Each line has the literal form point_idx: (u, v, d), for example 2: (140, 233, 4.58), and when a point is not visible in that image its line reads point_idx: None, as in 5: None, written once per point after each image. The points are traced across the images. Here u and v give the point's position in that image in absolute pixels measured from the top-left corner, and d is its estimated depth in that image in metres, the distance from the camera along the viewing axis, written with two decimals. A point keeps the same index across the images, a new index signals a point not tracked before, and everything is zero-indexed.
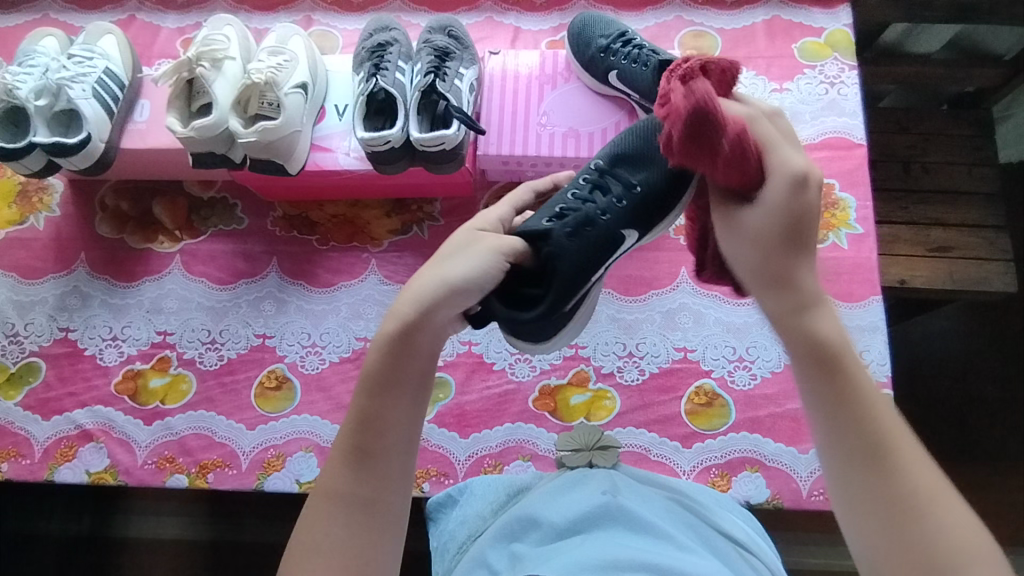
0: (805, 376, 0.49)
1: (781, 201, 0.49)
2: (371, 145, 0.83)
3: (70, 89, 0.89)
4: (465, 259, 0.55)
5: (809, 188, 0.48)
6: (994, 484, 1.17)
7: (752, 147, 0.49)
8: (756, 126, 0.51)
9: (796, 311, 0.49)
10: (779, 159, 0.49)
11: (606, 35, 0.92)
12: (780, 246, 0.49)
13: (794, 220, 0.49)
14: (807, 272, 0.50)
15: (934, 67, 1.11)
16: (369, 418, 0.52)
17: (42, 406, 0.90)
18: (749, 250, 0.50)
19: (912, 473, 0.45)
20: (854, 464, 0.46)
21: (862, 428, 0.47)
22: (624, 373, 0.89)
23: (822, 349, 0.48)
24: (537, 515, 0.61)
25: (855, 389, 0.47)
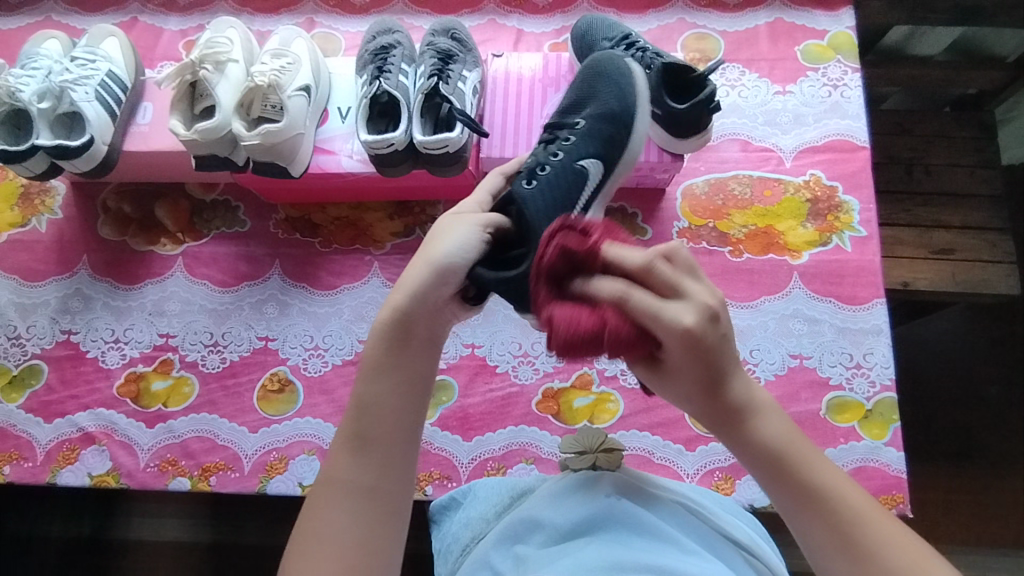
0: (763, 485, 0.49)
1: (683, 352, 0.45)
2: (374, 147, 0.83)
3: (73, 92, 0.89)
4: (450, 236, 0.53)
5: (704, 333, 0.44)
6: (997, 487, 1.17)
7: (632, 329, 0.44)
8: (633, 294, 0.45)
9: (736, 427, 0.49)
10: (661, 315, 0.44)
11: (610, 38, 0.92)
12: (701, 384, 0.47)
13: (703, 358, 0.45)
14: (734, 386, 0.48)
15: (936, 69, 1.11)
16: (368, 405, 0.52)
17: (44, 408, 0.90)
18: (680, 393, 0.49)
19: (890, 546, 0.44)
20: (833, 558, 0.46)
21: (824, 517, 0.46)
22: (628, 376, 0.89)
23: (768, 457, 0.48)
24: (540, 517, 0.61)
25: (810, 485, 0.47)
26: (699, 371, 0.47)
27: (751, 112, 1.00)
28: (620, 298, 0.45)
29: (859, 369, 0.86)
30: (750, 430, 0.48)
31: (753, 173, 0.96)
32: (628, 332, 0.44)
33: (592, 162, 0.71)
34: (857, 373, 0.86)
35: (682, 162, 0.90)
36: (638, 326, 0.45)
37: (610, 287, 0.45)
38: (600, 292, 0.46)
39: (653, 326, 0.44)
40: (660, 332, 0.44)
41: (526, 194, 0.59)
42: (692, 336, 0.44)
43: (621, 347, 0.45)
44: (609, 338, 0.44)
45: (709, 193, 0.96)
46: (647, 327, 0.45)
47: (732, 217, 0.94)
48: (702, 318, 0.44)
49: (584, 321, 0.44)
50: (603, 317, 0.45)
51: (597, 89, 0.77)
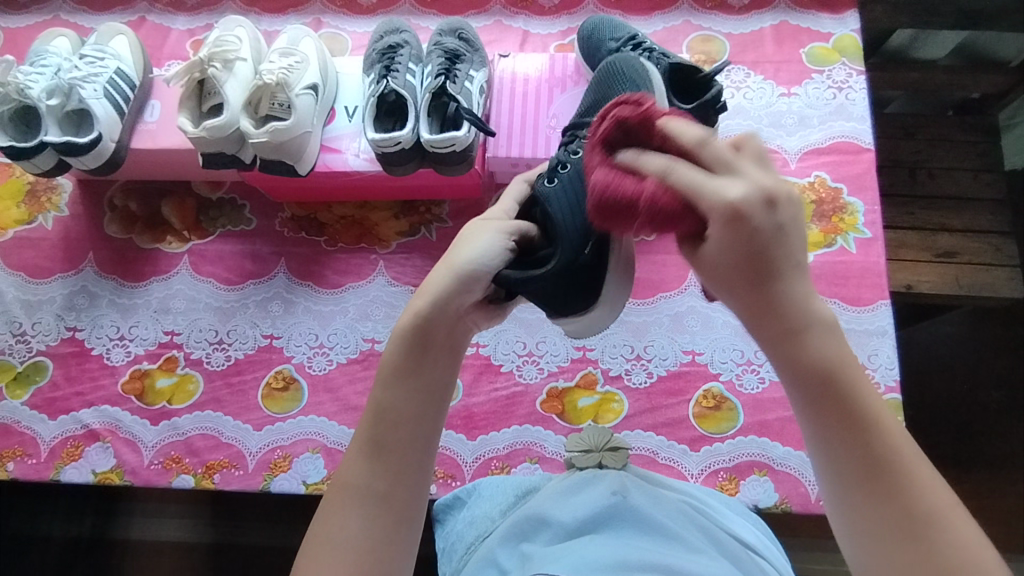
0: (806, 399, 0.42)
1: (726, 245, 0.40)
2: (382, 146, 0.83)
3: (82, 89, 0.89)
4: (474, 243, 0.55)
5: (753, 216, 0.39)
6: (1000, 491, 1.17)
7: (666, 199, 0.40)
8: (677, 170, 0.40)
9: (786, 339, 0.42)
10: (703, 187, 0.38)
11: (616, 39, 0.92)
12: (746, 283, 0.41)
13: (749, 248, 0.39)
14: (788, 283, 0.41)
15: (939, 73, 1.11)
16: (386, 410, 0.52)
17: (48, 405, 0.90)
18: (718, 286, 0.42)
19: (926, 498, 0.40)
20: (855, 490, 0.41)
21: (865, 441, 0.41)
22: (632, 376, 0.89)
23: (815, 376, 0.42)
24: (546, 514, 0.61)
25: (852, 411, 0.42)
26: (745, 269, 0.40)
27: (756, 114, 1.00)
28: (663, 169, 0.40)
29: (864, 370, 0.86)
30: (803, 342, 0.42)
31: None
32: (667, 204, 0.40)
33: None
34: None
35: None
36: (682, 203, 0.39)
37: (653, 162, 0.41)
38: (644, 165, 0.42)
39: (695, 203, 0.39)
40: (703, 209, 0.39)
41: (549, 191, 0.58)
42: (733, 219, 0.38)
43: (660, 220, 0.40)
44: (647, 209, 0.40)
45: None
46: (691, 205, 0.39)
47: None
48: (751, 195, 0.38)
49: (623, 186, 0.42)
50: (642, 188, 0.41)
51: (614, 86, 0.73)
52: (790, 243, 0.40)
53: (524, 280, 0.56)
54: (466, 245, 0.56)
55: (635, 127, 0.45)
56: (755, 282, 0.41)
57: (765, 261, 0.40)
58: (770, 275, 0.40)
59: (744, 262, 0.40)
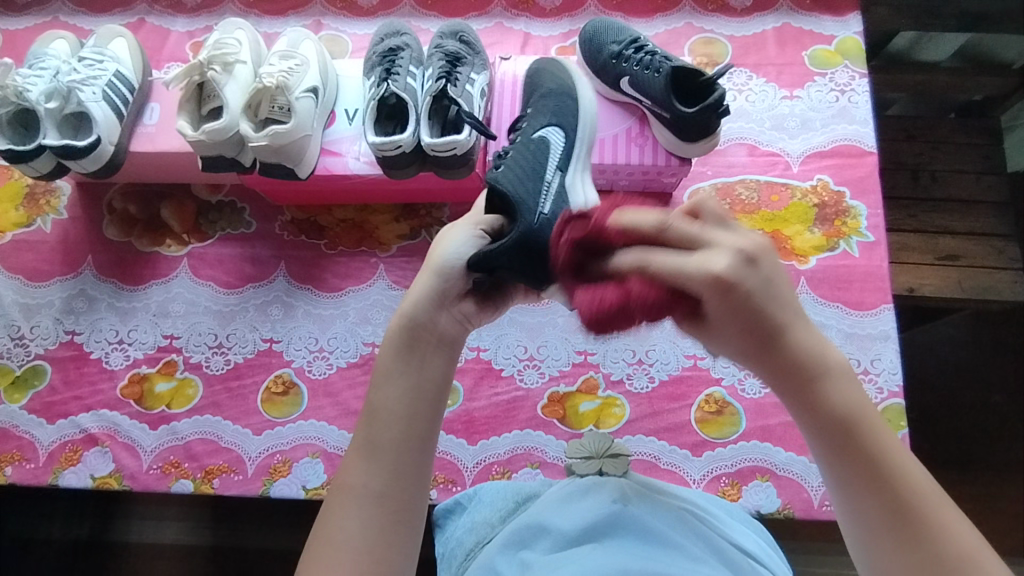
0: (827, 458, 0.46)
1: (723, 310, 0.43)
2: (382, 149, 0.83)
3: (81, 92, 0.89)
4: (451, 240, 0.57)
5: (743, 282, 0.42)
6: (1003, 495, 1.16)
7: (654, 292, 0.43)
8: (654, 256, 0.43)
9: (805, 390, 0.45)
10: (685, 266, 0.42)
11: (618, 41, 0.92)
12: (756, 343, 0.44)
13: (750, 315, 0.43)
14: (794, 344, 0.45)
15: (942, 75, 1.11)
16: (380, 411, 0.52)
17: (47, 409, 0.90)
18: (728, 348, 0.46)
19: (956, 541, 0.42)
20: (888, 547, 0.43)
21: (890, 497, 0.43)
22: (634, 381, 0.89)
23: (835, 426, 0.45)
24: (547, 522, 0.60)
25: (875, 467, 0.44)
26: (750, 331, 0.44)
27: (758, 116, 1.00)
28: (639, 263, 0.43)
29: (867, 375, 0.86)
30: (818, 394, 0.45)
31: (760, 177, 0.96)
32: (657, 295, 0.43)
33: (551, 129, 0.70)
34: (865, 379, 0.86)
35: (689, 166, 0.90)
36: (668, 288, 0.43)
37: (628, 258, 0.44)
38: (619, 264, 0.45)
39: (685, 285, 0.42)
40: (690, 288, 0.42)
41: (498, 174, 0.60)
42: (722, 290, 0.42)
43: (653, 311, 0.43)
44: (641, 304, 0.43)
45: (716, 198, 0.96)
46: (680, 289, 0.42)
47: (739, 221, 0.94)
48: (732, 263, 0.42)
49: (609, 297, 0.44)
50: (628, 288, 0.43)
51: (538, 83, 0.80)
52: (779, 296, 0.44)
53: (499, 254, 0.54)
54: (443, 247, 0.57)
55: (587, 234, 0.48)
56: (764, 346, 0.44)
57: (765, 324, 0.44)
58: (776, 337, 0.44)
59: (753, 325, 0.44)
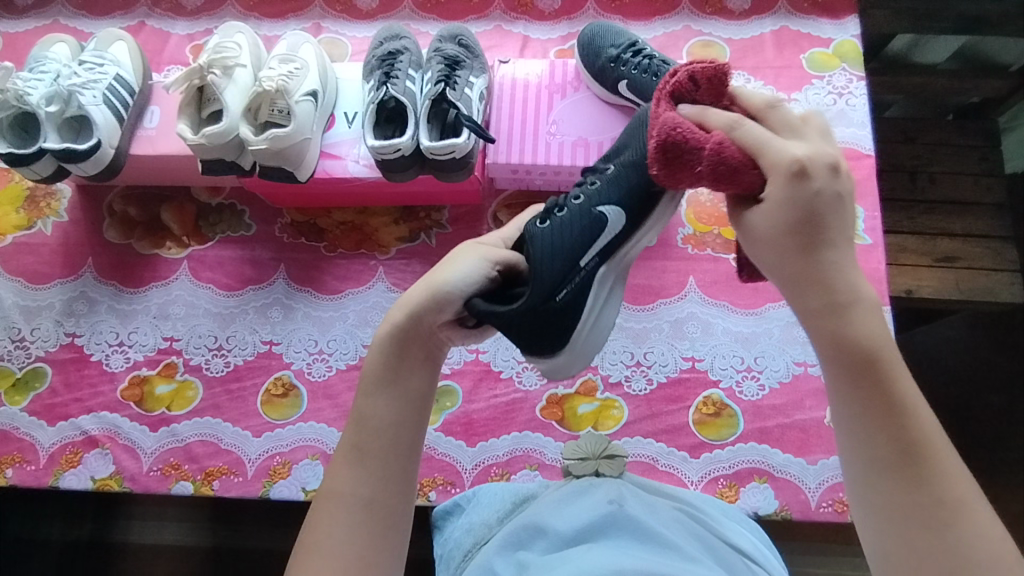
0: (836, 379, 0.45)
1: (783, 199, 0.45)
2: (381, 153, 0.83)
3: (81, 96, 0.89)
4: (456, 265, 0.56)
5: (814, 175, 0.44)
6: (1000, 495, 1.17)
7: (733, 156, 0.46)
8: (743, 130, 0.47)
9: (832, 312, 0.45)
10: (770, 143, 0.45)
11: (616, 45, 0.92)
12: (798, 246, 0.45)
13: (809, 211, 0.44)
14: (836, 259, 0.45)
15: (940, 78, 1.11)
16: (368, 417, 0.53)
17: (47, 411, 0.90)
18: (766, 252, 0.47)
19: (948, 478, 0.43)
20: (882, 470, 0.44)
21: (897, 428, 0.43)
22: (632, 383, 0.89)
23: (857, 351, 0.44)
24: (544, 523, 0.60)
25: (888, 395, 0.44)
26: (798, 232, 0.44)
27: None
28: (732, 125, 0.47)
29: None
30: (845, 319, 0.44)
31: None
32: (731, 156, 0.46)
33: (613, 209, 0.60)
34: None
35: None
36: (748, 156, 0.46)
37: (722, 118, 0.48)
38: (713, 122, 0.49)
39: (762, 155, 0.45)
40: (767, 158, 0.45)
41: (537, 231, 0.58)
42: (793, 176, 0.44)
43: (720, 170, 0.46)
44: (710, 161, 0.47)
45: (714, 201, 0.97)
46: (757, 156, 0.46)
47: None
48: (812, 156, 0.44)
49: (686, 140, 0.49)
50: (707, 144, 0.48)
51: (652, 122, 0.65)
52: (842, 213, 0.45)
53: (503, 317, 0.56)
54: (444, 271, 0.56)
55: (706, 91, 0.54)
56: (806, 249, 0.45)
57: (818, 229, 0.44)
58: (822, 244, 0.45)
59: (794, 220, 0.44)
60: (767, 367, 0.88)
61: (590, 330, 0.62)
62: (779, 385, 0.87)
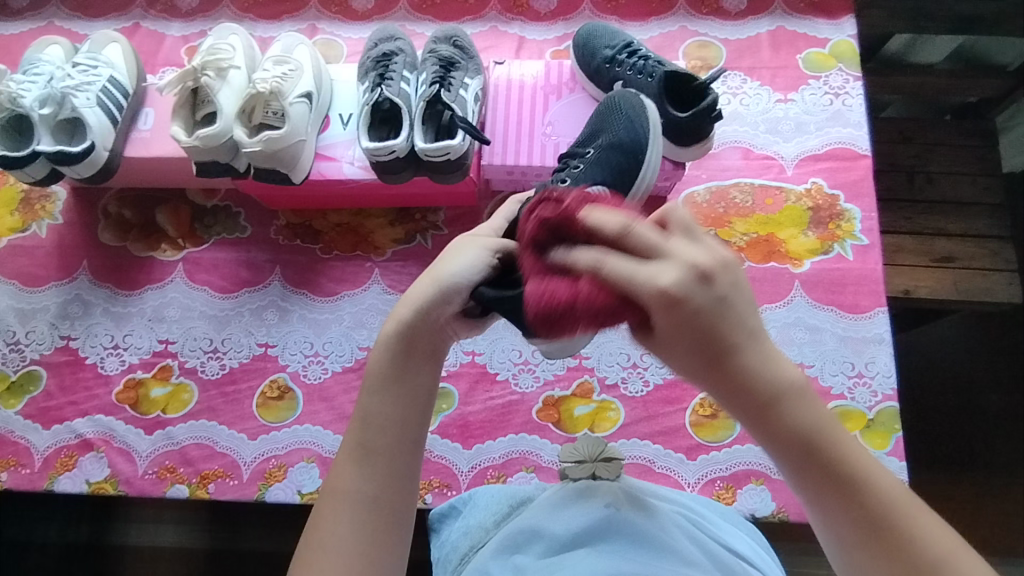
0: (796, 473, 0.45)
1: (673, 326, 0.42)
2: (376, 154, 0.83)
3: (75, 98, 0.89)
4: (461, 257, 0.55)
5: (692, 294, 0.41)
6: (998, 496, 1.17)
7: (604, 300, 0.41)
8: (608, 266, 0.42)
9: (763, 414, 0.44)
10: (635, 277, 0.41)
11: (612, 46, 0.92)
12: (702, 362, 0.43)
13: (696, 329, 0.41)
14: (743, 353, 0.43)
15: (937, 78, 1.11)
16: (372, 416, 0.53)
17: (42, 414, 0.90)
18: (679, 370, 0.44)
19: (925, 540, 0.42)
20: (863, 550, 0.43)
21: (857, 502, 0.43)
22: (629, 385, 0.89)
23: (797, 446, 0.44)
24: (541, 527, 0.60)
25: (839, 472, 0.44)
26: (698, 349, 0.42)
27: (752, 120, 1.00)
28: (594, 265, 0.42)
29: (861, 378, 0.86)
30: (776, 416, 0.44)
31: (754, 181, 0.96)
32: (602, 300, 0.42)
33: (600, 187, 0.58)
34: (858, 382, 0.86)
35: (683, 169, 0.89)
36: (616, 294, 0.41)
37: (585, 258, 0.43)
38: (577, 263, 0.43)
39: (633, 293, 0.41)
40: (637, 298, 0.41)
41: None
42: (670, 303, 0.41)
43: (601, 315, 0.42)
44: (586, 308, 0.42)
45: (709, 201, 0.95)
46: (626, 296, 0.41)
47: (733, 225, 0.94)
48: (682, 278, 0.41)
49: (559, 294, 0.43)
50: (577, 290, 0.42)
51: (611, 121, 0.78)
52: (735, 313, 0.42)
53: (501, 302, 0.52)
54: (448, 262, 0.55)
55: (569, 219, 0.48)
56: (710, 362, 0.43)
57: (719, 339, 0.42)
58: (721, 352, 0.42)
59: (689, 337, 0.42)
60: None
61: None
62: None
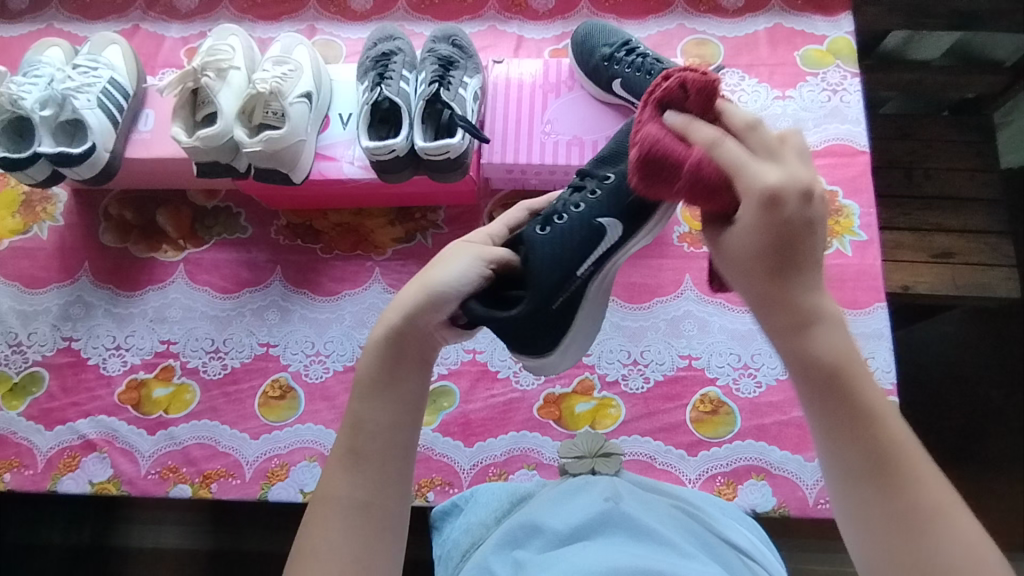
0: (810, 399, 0.44)
1: (755, 222, 0.43)
2: (376, 153, 0.83)
3: (76, 100, 0.90)
4: (449, 266, 0.56)
5: (787, 201, 0.41)
6: (998, 491, 1.17)
7: (712, 175, 0.44)
8: (721, 151, 0.43)
9: (796, 326, 0.44)
10: (745, 165, 0.42)
11: (610, 44, 0.92)
12: (767, 262, 0.43)
13: (780, 231, 0.42)
14: (803, 271, 0.43)
15: (934, 74, 1.11)
16: (363, 420, 0.53)
17: (45, 415, 0.90)
18: (735, 267, 0.45)
19: (919, 494, 0.42)
20: (858, 482, 0.43)
21: (870, 445, 0.43)
22: (629, 382, 0.89)
23: (822, 370, 0.43)
24: (541, 522, 0.60)
25: (858, 408, 0.43)
26: (765, 247, 0.43)
27: None
28: (711, 144, 0.44)
29: None
30: (807, 337, 0.44)
31: None
32: (711, 173, 0.44)
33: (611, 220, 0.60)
34: None
35: None
36: (723, 173, 0.43)
37: (704, 133, 0.45)
38: (691, 138, 0.45)
39: (735, 178, 0.43)
40: (740, 181, 0.43)
41: (535, 236, 0.59)
42: (768, 201, 0.42)
43: (699, 187, 0.44)
44: (689, 176, 0.45)
45: None
46: (731, 179, 0.43)
47: None
48: (786, 179, 0.42)
49: (674, 150, 0.46)
50: (692, 156, 0.45)
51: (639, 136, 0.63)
52: (815, 238, 0.43)
53: (498, 322, 0.57)
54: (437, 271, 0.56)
55: (694, 101, 0.48)
56: (773, 265, 0.43)
57: (784, 247, 0.43)
58: (788, 263, 0.43)
59: (766, 238, 0.42)
60: (763, 365, 0.88)
61: (581, 333, 0.65)
62: (775, 382, 0.87)
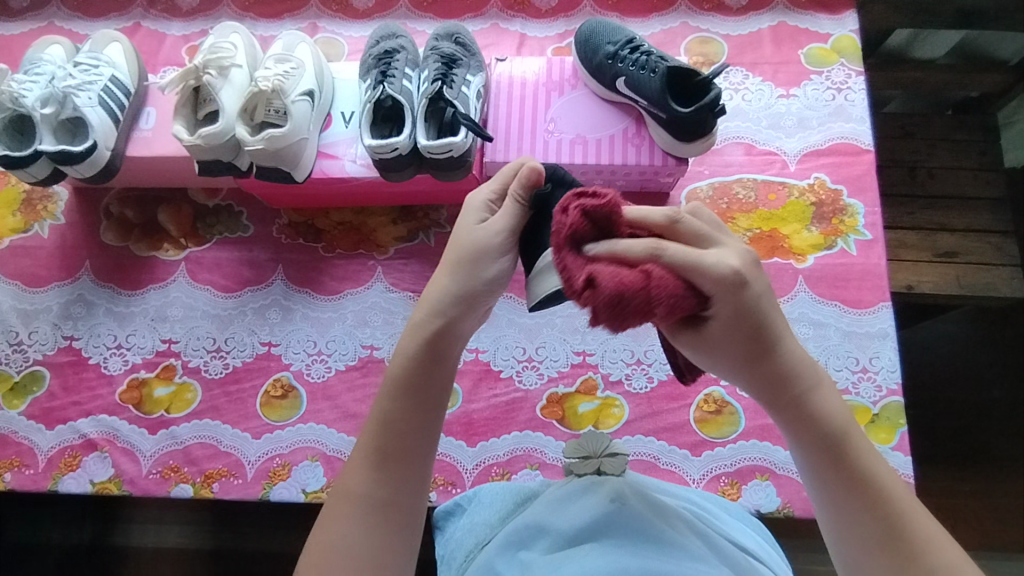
0: (815, 466, 0.54)
1: (732, 310, 0.52)
2: (379, 152, 0.82)
3: (77, 97, 0.89)
4: (485, 263, 0.56)
5: (749, 284, 0.51)
6: (1001, 492, 1.16)
7: (669, 283, 0.47)
8: (668, 253, 0.48)
9: (795, 402, 0.54)
10: (702, 261, 0.49)
11: (614, 42, 0.91)
12: (752, 351, 0.53)
13: (754, 320, 0.52)
14: (779, 351, 0.54)
15: (939, 73, 1.11)
16: (391, 420, 0.55)
17: (45, 415, 0.90)
18: (724, 358, 0.55)
19: (930, 559, 0.49)
20: (877, 554, 0.50)
21: (878, 510, 0.51)
22: (633, 381, 0.89)
23: (823, 436, 0.53)
24: (546, 523, 0.60)
25: (858, 473, 0.52)
26: (744, 342, 0.53)
27: (755, 115, 1.00)
28: (653, 253, 0.48)
29: (865, 373, 0.86)
30: (808, 406, 0.54)
31: (757, 176, 0.96)
32: (672, 283, 0.48)
33: None
34: (863, 377, 0.86)
35: (686, 165, 0.90)
36: (681, 278, 0.49)
37: (641, 247, 0.48)
38: (631, 253, 0.48)
39: (695, 274, 0.49)
40: (704, 275, 0.49)
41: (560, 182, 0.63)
42: (733, 288, 0.50)
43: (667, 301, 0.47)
44: (659, 291, 0.47)
45: (713, 197, 0.96)
46: (690, 276, 0.49)
47: (737, 220, 0.94)
48: (740, 260, 0.52)
49: (630, 277, 0.45)
50: (648, 272, 0.47)
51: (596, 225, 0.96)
52: (772, 318, 0.53)
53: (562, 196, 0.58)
54: (484, 260, 0.56)
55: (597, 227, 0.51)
56: (758, 353, 0.54)
57: (762, 337, 0.53)
58: (763, 345, 0.53)
59: (743, 330, 0.52)
60: None
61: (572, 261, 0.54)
62: None
